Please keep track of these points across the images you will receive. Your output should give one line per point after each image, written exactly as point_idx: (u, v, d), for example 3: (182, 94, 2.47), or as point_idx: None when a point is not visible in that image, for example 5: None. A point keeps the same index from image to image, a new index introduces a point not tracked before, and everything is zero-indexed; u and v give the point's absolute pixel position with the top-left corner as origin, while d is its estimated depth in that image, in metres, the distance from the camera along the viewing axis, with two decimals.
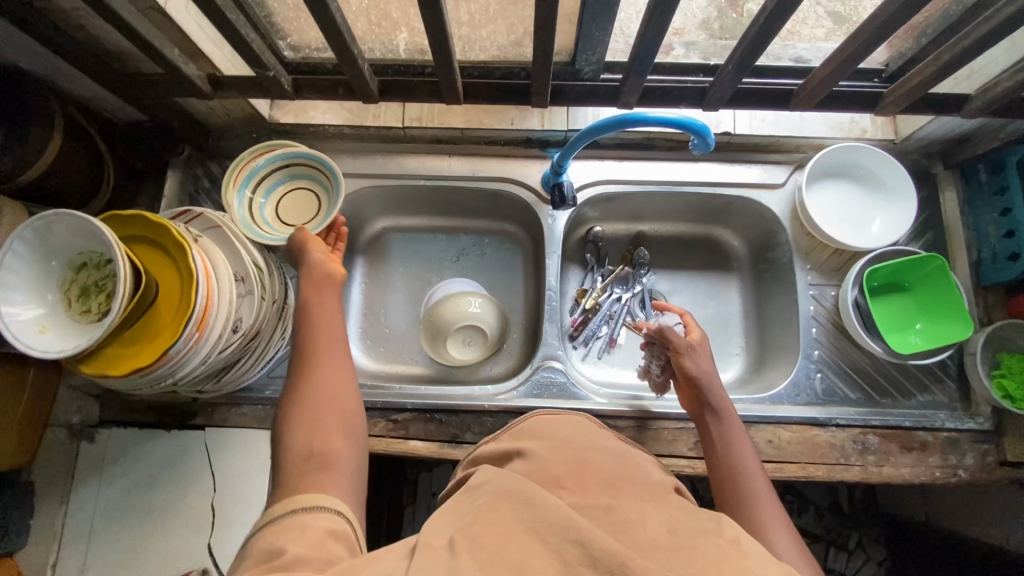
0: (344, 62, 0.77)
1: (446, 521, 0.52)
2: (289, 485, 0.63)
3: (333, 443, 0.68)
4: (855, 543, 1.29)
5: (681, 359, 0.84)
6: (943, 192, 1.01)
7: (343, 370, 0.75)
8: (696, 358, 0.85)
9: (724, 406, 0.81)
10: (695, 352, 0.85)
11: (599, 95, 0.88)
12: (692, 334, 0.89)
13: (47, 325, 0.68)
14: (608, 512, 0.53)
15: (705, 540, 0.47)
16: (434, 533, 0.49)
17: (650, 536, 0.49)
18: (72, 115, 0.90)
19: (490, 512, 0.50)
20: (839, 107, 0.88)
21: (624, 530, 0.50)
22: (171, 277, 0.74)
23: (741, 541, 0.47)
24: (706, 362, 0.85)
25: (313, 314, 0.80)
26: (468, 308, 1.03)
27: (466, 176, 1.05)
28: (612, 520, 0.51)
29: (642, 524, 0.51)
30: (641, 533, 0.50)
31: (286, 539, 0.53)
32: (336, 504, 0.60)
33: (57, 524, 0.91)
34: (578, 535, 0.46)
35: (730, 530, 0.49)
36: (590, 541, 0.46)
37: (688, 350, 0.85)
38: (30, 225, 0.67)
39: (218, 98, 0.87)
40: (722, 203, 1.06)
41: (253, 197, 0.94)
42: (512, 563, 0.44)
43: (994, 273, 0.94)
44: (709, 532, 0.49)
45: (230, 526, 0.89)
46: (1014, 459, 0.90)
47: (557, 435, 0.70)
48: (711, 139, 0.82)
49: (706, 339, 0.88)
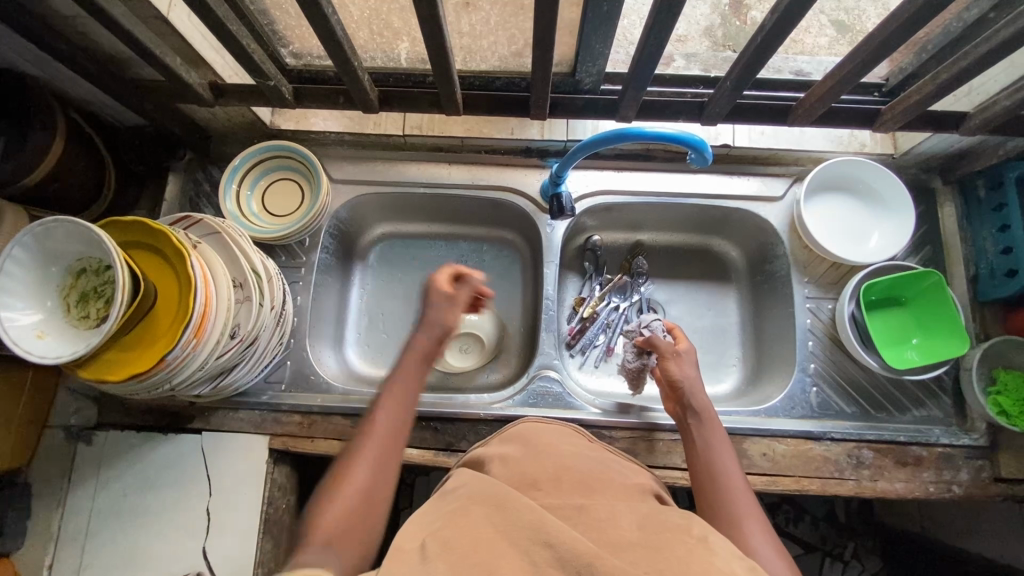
0: (344, 72, 0.77)
1: (418, 525, 0.53)
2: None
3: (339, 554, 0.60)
4: (851, 554, 1.27)
5: (666, 364, 0.84)
6: (942, 207, 1.01)
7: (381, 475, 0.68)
8: (680, 366, 0.84)
9: (706, 409, 0.80)
10: (679, 360, 0.84)
11: (598, 107, 0.88)
12: (680, 341, 0.88)
13: (45, 331, 0.69)
14: (581, 511, 0.54)
15: (673, 538, 0.49)
16: (407, 537, 0.51)
17: (620, 532, 0.50)
18: (73, 119, 0.91)
19: (461, 515, 0.51)
20: (838, 121, 0.88)
21: (595, 530, 0.51)
22: (169, 282, 0.75)
23: (709, 538, 0.49)
24: (691, 371, 0.84)
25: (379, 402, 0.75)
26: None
27: (465, 184, 1.05)
28: (584, 520, 0.53)
29: (612, 523, 0.52)
30: (612, 531, 0.51)
31: None
32: None
33: (54, 525, 0.91)
34: (547, 536, 0.47)
35: (700, 528, 0.51)
36: (559, 542, 0.46)
37: (673, 356, 0.85)
38: (29, 231, 0.67)
39: (219, 105, 0.88)
40: (720, 214, 1.06)
41: (240, 189, 1.00)
42: (481, 563, 0.45)
43: (991, 288, 0.94)
44: (678, 530, 0.50)
45: (225, 531, 0.90)
46: (1009, 475, 0.90)
47: (539, 442, 0.71)
48: (709, 153, 0.82)
49: (693, 347, 0.88)
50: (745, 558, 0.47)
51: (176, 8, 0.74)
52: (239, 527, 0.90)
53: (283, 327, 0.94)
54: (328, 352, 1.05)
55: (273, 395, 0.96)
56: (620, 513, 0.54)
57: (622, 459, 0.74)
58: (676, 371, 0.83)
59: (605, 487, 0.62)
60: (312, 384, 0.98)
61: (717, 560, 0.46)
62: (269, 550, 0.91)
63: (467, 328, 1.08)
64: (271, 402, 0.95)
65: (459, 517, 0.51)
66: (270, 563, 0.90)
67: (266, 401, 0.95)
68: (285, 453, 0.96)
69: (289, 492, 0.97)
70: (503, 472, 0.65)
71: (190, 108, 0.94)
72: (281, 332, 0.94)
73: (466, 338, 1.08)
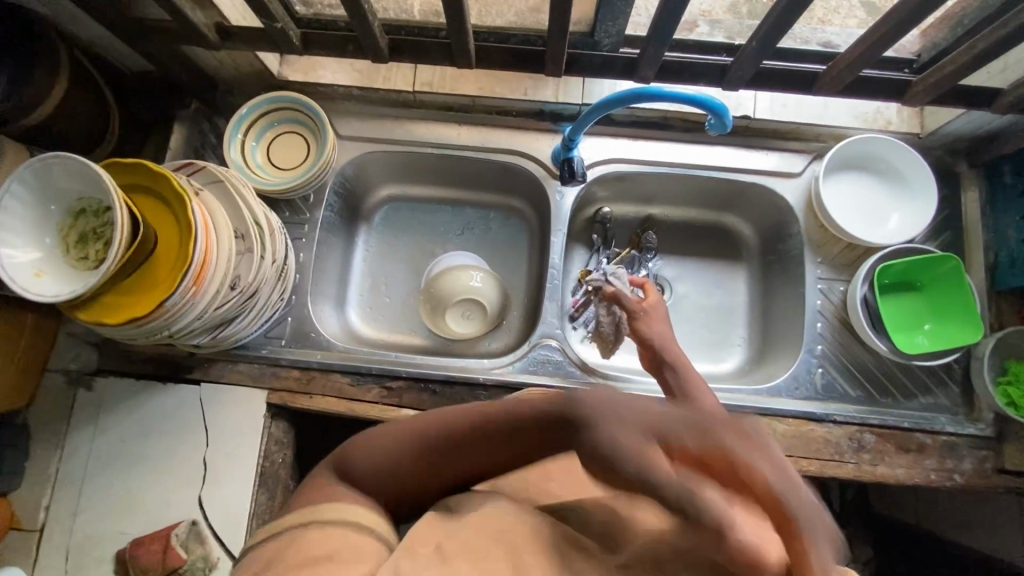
0: (355, 18, 0.75)
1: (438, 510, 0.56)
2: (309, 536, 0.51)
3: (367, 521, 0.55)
4: (842, 543, 1.22)
5: (636, 324, 0.88)
6: (965, 192, 0.98)
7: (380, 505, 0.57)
8: (647, 328, 0.86)
9: (684, 362, 0.82)
10: (643, 320, 0.87)
11: (616, 67, 0.85)
12: (649, 297, 0.91)
13: (43, 270, 0.68)
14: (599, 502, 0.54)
15: None
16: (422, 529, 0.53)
17: None
18: (77, 59, 0.88)
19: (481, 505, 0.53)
20: (866, 93, 0.84)
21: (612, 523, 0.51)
22: (169, 228, 0.73)
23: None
24: (661, 332, 0.85)
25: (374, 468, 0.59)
26: (470, 281, 1.03)
27: (474, 146, 1.03)
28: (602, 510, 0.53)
29: None
30: None
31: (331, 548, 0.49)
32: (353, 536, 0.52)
33: (51, 468, 0.92)
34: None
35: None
36: None
37: (647, 311, 0.88)
38: (29, 166, 0.66)
39: (225, 49, 0.85)
40: (735, 190, 1.03)
41: (245, 140, 0.97)
42: None
43: (1009, 278, 0.92)
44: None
45: (221, 481, 0.90)
46: (1013, 467, 0.88)
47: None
48: (729, 119, 0.80)
49: (661, 302, 0.90)
50: None
51: None
52: (234, 478, 0.90)
53: (284, 283, 0.93)
54: (330, 310, 1.04)
55: (272, 350, 0.95)
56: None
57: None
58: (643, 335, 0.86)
59: None
60: (312, 341, 0.97)
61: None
62: (264, 502, 0.91)
63: (465, 290, 1.02)
64: (270, 356, 0.95)
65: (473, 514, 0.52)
66: (265, 515, 0.91)
67: (266, 355, 0.95)
68: (283, 409, 0.96)
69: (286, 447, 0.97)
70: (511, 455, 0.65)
71: (196, 52, 0.91)
72: (282, 287, 0.93)
73: (463, 300, 1.03)
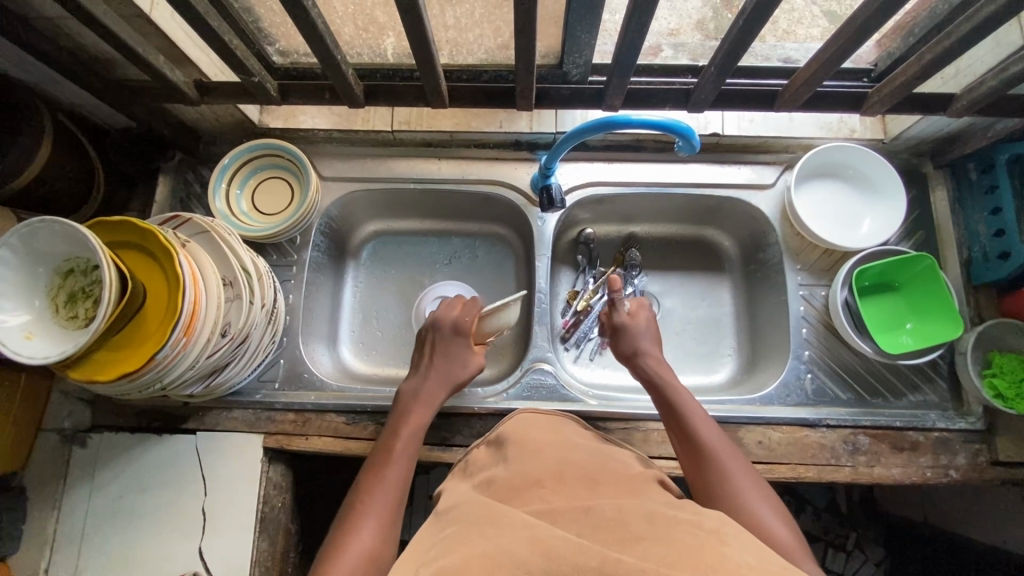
0: (327, 67, 0.77)
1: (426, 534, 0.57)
2: None
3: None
4: (853, 544, 1.26)
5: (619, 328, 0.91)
6: (933, 191, 1.01)
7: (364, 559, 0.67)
8: (436, 372, 0.88)
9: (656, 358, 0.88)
10: (450, 355, 0.89)
11: (584, 97, 0.88)
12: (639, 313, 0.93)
13: (34, 332, 0.68)
14: (587, 512, 0.56)
15: (683, 531, 0.52)
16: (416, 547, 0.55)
17: (629, 527, 0.54)
18: (60, 121, 0.90)
19: (462, 531, 0.54)
20: (826, 106, 0.87)
21: (598, 536, 0.53)
22: (158, 282, 0.74)
23: (719, 530, 0.53)
24: (456, 369, 0.89)
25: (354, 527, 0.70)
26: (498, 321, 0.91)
27: (455, 179, 1.05)
28: (590, 522, 0.55)
29: (618, 526, 0.54)
30: (616, 535, 0.53)
31: None
32: None
33: (49, 529, 0.91)
34: (546, 551, 0.49)
35: (711, 522, 0.55)
36: (558, 554, 0.49)
37: (437, 345, 0.90)
38: (16, 232, 0.67)
39: (206, 104, 0.87)
40: (712, 204, 1.06)
41: (229, 188, 0.99)
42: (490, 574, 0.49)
43: (984, 272, 0.93)
44: (689, 522, 0.54)
45: (221, 530, 0.89)
46: (1007, 458, 0.89)
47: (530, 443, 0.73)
48: (697, 141, 0.82)
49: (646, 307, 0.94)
50: (754, 547, 0.51)
51: (158, 6, 0.74)
52: (234, 526, 0.89)
53: (274, 325, 0.94)
54: (322, 349, 1.05)
55: (266, 394, 0.96)
56: (628, 510, 0.56)
57: (625, 448, 0.77)
58: (433, 378, 0.87)
59: (608, 477, 0.65)
60: (306, 382, 0.98)
61: (727, 549, 0.50)
62: (265, 549, 0.91)
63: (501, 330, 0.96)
64: (264, 401, 0.95)
65: (454, 535, 0.54)
66: (267, 562, 0.90)
67: (260, 400, 0.95)
68: (280, 452, 0.95)
69: (285, 491, 0.97)
70: (504, 475, 0.66)
71: (179, 108, 0.94)
72: (272, 330, 0.94)
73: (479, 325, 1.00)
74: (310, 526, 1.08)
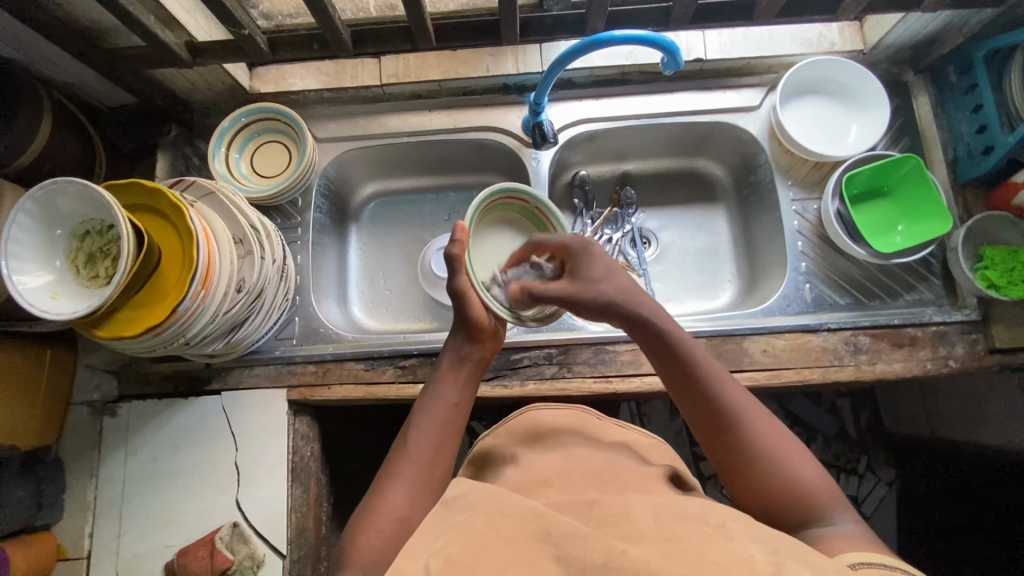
0: (316, 12, 0.78)
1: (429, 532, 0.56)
2: (366, 532, 0.66)
3: (419, 484, 0.70)
4: (865, 467, 1.34)
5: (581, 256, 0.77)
6: (916, 98, 1.03)
7: (428, 469, 0.72)
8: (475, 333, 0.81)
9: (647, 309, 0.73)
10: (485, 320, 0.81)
11: (567, 24, 0.89)
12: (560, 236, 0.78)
13: (58, 291, 0.71)
14: (593, 506, 0.60)
15: (692, 528, 0.54)
16: (430, 532, 0.55)
17: (635, 523, 0.55)
18: (59, 101, 0.92)
19: (468, 525, 0.54)
20: (802, 13, 0.90)
21: (612, 525, 0.56)
22: (172, 239, 0.77)
23: (725, 525, 0.55)
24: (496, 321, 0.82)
25: (415, 444, 0.73)
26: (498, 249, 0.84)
27: (448, 129, 1.07)
28: (599, 514, 0.58)
29: (627, 516, 0.57)
30: (630, 524, 0.55)
31: (378, 531, 0.65)
32: (387, 500, 0.68)
33: (89, 496, 0.95)
34: (555, 550, 0.50)
35: (717, 516, 0.57)
36: (568, 555, 0.49)
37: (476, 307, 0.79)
38: (31, 196, 0.69)
39: (198, 66, 0.89)
40: (702, 131, 1.08)
41: (229, 154, 1.01)
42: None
43: (970, 169, 0.96)
44: (696, 519, 0.55)
45: (258, 484, 0.93)
46: (1003, 346, 0.92)
47: (545, 440, 0.79)
48: (681, 57, 0.84)
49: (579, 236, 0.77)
50: (762, 542, 0.51)
51: None
52: (266, 479, 0.93)
53: (286, 283, 0.97)
54: (334, 306, 1.08)
55: (286, 349, 0.99)
56: (635, 509, 0.58)
57: (633, 439, 0.83)
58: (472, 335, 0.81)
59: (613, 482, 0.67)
60: (322, 336, 1.00)
61: (733, 546, 0.51)
62: (299, 496, 0.94)
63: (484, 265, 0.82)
64: (285, 355, 0.98)
65: (462, 531, 0.53)
66: (302, 507, 0.94)
67: (281, 355, 0.98)
68: (305, 404, 0.99)
69: (313, 441, 1.00)
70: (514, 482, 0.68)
71: (167, 75, 0.95)
72: (285, 287, 0.97)
73: (495, 212, 0.83)
74: (341, 480, 1.12)
